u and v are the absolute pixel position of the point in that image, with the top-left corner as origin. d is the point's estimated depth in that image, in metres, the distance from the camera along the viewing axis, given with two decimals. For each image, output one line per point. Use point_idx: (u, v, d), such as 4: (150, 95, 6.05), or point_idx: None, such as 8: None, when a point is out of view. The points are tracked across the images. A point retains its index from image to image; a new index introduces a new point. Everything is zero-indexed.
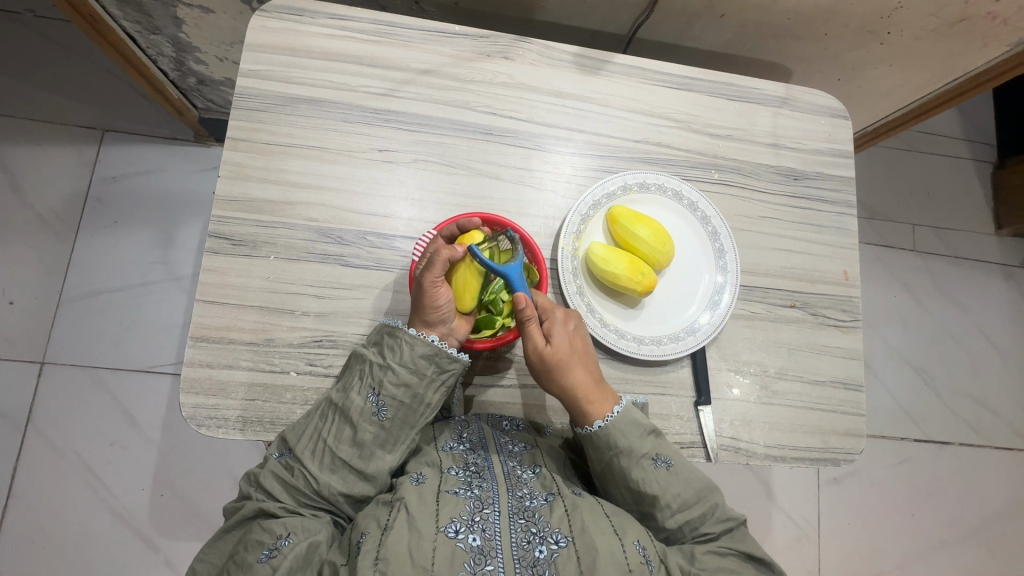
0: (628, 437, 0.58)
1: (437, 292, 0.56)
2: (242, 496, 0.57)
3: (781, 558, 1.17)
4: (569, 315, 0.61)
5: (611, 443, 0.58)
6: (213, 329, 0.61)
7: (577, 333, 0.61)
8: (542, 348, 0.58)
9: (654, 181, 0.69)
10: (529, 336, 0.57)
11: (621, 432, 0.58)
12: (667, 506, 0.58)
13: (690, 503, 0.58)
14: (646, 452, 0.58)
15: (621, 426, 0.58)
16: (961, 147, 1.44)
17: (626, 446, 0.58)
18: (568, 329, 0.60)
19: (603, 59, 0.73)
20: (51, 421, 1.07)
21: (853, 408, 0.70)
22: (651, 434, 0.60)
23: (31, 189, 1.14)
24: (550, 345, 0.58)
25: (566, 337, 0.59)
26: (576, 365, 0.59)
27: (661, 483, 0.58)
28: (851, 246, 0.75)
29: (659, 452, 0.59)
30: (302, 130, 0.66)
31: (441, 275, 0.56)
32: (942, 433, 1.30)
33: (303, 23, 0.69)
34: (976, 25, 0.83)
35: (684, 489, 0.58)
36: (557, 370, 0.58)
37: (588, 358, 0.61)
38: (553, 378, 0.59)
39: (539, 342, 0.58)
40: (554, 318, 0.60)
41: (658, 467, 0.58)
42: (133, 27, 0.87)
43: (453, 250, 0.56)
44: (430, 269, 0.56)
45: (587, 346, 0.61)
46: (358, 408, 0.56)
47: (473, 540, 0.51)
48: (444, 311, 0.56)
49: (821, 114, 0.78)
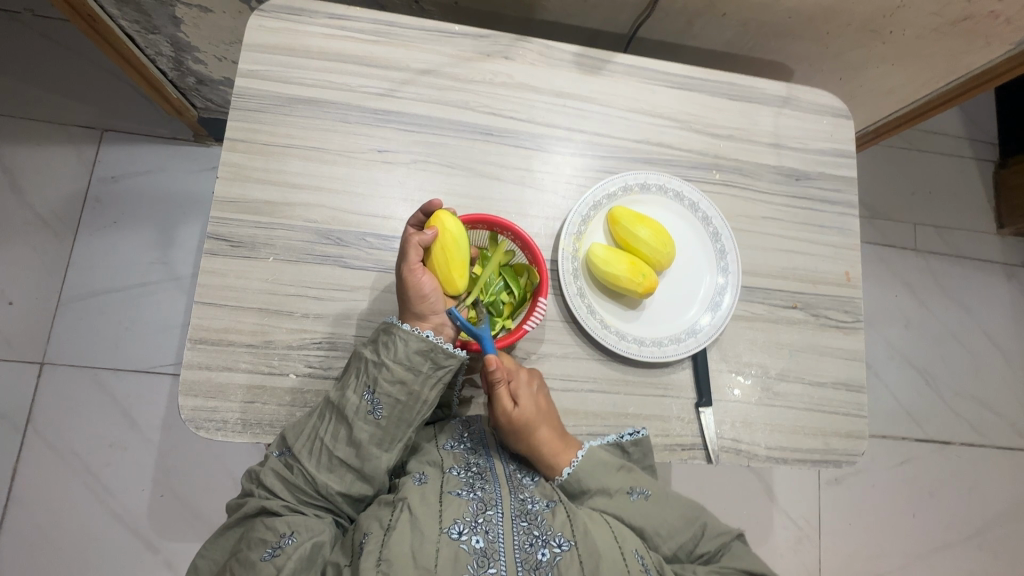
0: (598, 477, 0.58)
1: (420, 281, 0.57)
2: (243, 493, 0.56)
3: (782, 559, 1.17)
4: (533, 375, 0.60)
5: (583, 486, 0.58)
6: (212, 330, 0.60)
7: (542, 391, 0.60)
8: (510, 412, 0.57)
9: (655, 181, 0.69)
10: (497, 401, 0.57)
11: (590, 475, 0.58)
12: (657, 536, 0.57)
13: (679, 528, 0.58)
14: (620, 487, 0.58)
15: (590, 469, 0.58)
16: (962, 145, 1.44)
17: (599, 485, 0.58)
18: (532, 389, 0.59)
19: (604, 58, 0.73)
20: (50, 422, 1.06)
21: (854, 409, 0.70)
22: (623, 468, 0.59)
23: (30, 189, 1.14)
24: (518, 408, 0.57)
25: (532, 398, 0.58)
26: (543, 424, 0.58)
27: (643, 515, 0.57)
28: (853, 246, 0.75)
29: (635, 484, 0.59)
30: (301, 131, 0.66)
31: (418, 263, 0.57)
32: (944, 434, 1.30)
33: (302, 23, 0.68)
34: (979, 23, 0.83)
35: (669, 516, 0.58)
36: (524, 430, 0.57)
37: (553, 413, 0.60)
38: (520, 438, 0.58)
39: (506, 406, 0.57)
40: (520, 379, 0.59)
41: (637, 500, 0.58)
42: (131, 27, 0.87)
43: (422, 234, 0.57)
44: (406, 260, 0.57)
45: (550, 400, 0.61)
46: (354, 406, 0.55)
47: (475, 542, 0.51)
48: (430, 298, 0.57)
49: (823, 113, 0.78)
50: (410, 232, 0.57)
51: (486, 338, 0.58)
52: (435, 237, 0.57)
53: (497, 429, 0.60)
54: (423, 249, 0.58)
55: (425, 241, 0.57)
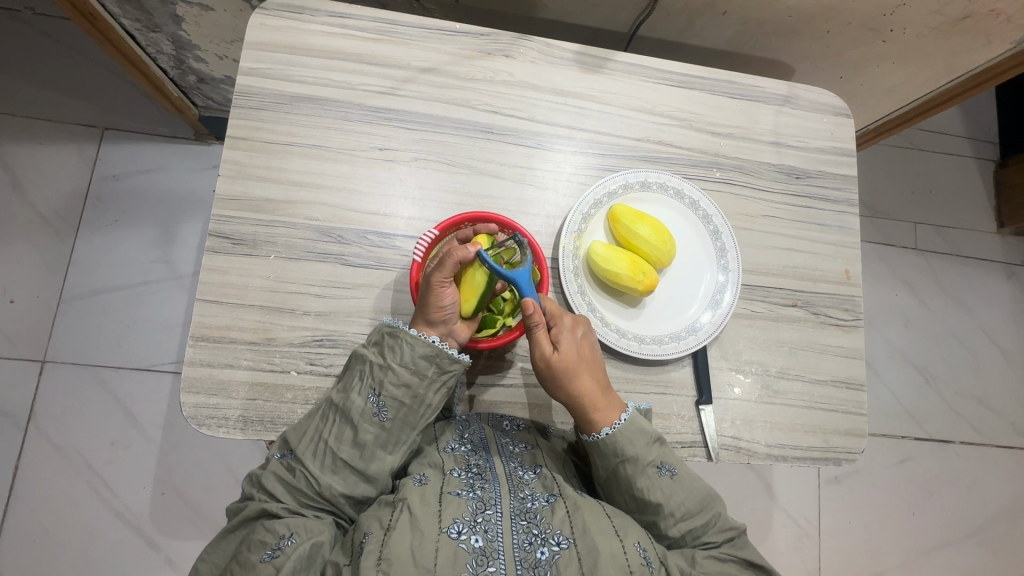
0: (635, 444, 0.58)
1: (441, 290, 0.56)
2: (245, 497, 0.57)
3: (782, 557, 1.17)
4: (577, 322, 0.61)
5: (618, 450, 0.58)
6: (213, 328, 0.60)
7: (586, 339, 0.61)
8: (550, 355, 0.58)
9: (655, 180, 0.69)
10: (538, 343, 0.58)
11: (627, 441, 0.58)
12: (671, 514, 0.58)
13: (694, 512, 0.58)
14: (651, 460, 0.58)
15: (628, 435, 0.58)
16: (963, 144, 1.44)
17: (633, 454, 0.58)
18: (576, 336, 0.60)
19: (605, 56, 0.73)
20: (51, 420, 1.07)
21: (855, 407, 0.70)
22: (657, 442, 0.60)
23: (32, 187, 1.14)
24: (557, 352, 0.58)
25: (574, 345, 0.59)
26: (584, 372, 0.59)
27: (666, 492, 0.58)
28: (852, 245, 0.75)
29: (664, 460, 0.59)
30: (303, 129, 0.66)
31: (450, 275, 0.56)
32: (944, 432, 1.30)
33: (303, 21, 0.68)
34: (979, 22, 0.83)
35: (688, 498, 0.58)
36: (563, 376, 0.58)
37: (596, 366, 0.60)
38: (559, 385, 0.59)
39: (546, 349, 0.58)
40: (562, 325, 0.60)
41: (662, 476, 0.58)
42: (131, 25, 0.87)
43: (465, 251, 0.56)
44: (440, 269, 0.56)
45: (594, 353, 0.61)
46: (359, 409, 0.55)
47: (475, 541, 0.51)
48: (446, 310, 0.57)
49: (823, 112, 0.78)
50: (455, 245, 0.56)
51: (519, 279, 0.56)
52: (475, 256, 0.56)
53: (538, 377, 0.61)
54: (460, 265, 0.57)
55: (465, 258, 0.56)
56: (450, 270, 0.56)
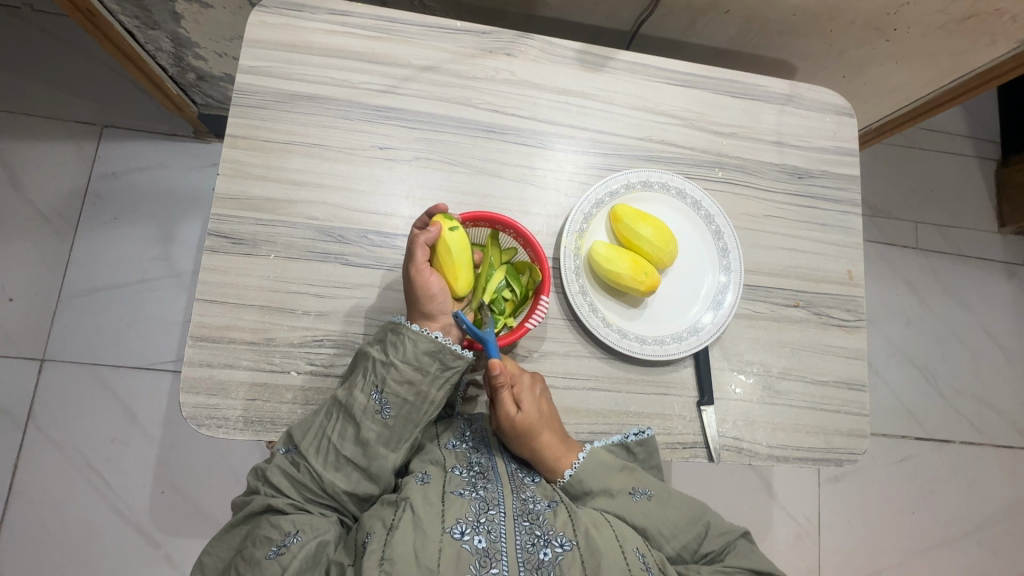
0: (600, 478, 0.58)
1: (426, 280, 0.57)
2: (251, 490, 0.56)
3: (782, 556, 1.17)
4: (536, 379, 0.60)
5: (584, 488, 0.58)
6: (213, 328, 0.60)
7: (545, 394, 0.60)
8: (513, 416, 0.57)
9: (657, 179, 0.69)
10: (500, 405, 0.57)
11: (590, 478, 0.58)
12: (660, 536, 0.57)
13: (682, 528, 0.58)
14: (622, 488, 0.58)
15: (591, 471, 0.58)
16: (965, 143, 1.43)
17: (600, 487, 0.58)
18: (536, 393, 0.59)
19: (607, 55, 0.73)
20: (50, 418, 1.06)
21: (857, 408, 0.70)
22: (626, 469, 0.60)
23: (30, 184, 1.13)
24: (520, 412, 0.57)
25: (535, 402, 0.58)
26: (545, 428, 0.58)
27: (646, 516, 0.57)
28: (854, 245, 0.75)
29: (637, 485, 0.59)
30: (303, 128, 0.66)
31: (425, 262, 0.57)
32: (945, 432, 1.30)
33: (303, 19, 0.68)
34: (983, 21, 0.83)
35: (673, 516, 0.58)
36: (524, 433, 0.58)
37: (556, 418, 0.60)
38: (521, 440, 0.59)
39: (509, 410, 0.57)
40: (522, 384, 0.59)
41: (639, 501, 0.58)
42: (131, 23, 0.86)
43: (426, 231, 0.57)
44: (413, 259, 0.57)
45: (553, 406, 0.60)
46: (361, 406, 0.55)
47: (478, 542, 0.51)
48: (437, 297, 0.57)
49: (825, 111, 0.78)
50: (416, 231, 0.58)
51: (490, 340, 0.57)
52: (440, 234, 0.57)
53: (500, 434, 0.60)
54: (431, 250, 0.58)
55: (432, 239, 0.57)
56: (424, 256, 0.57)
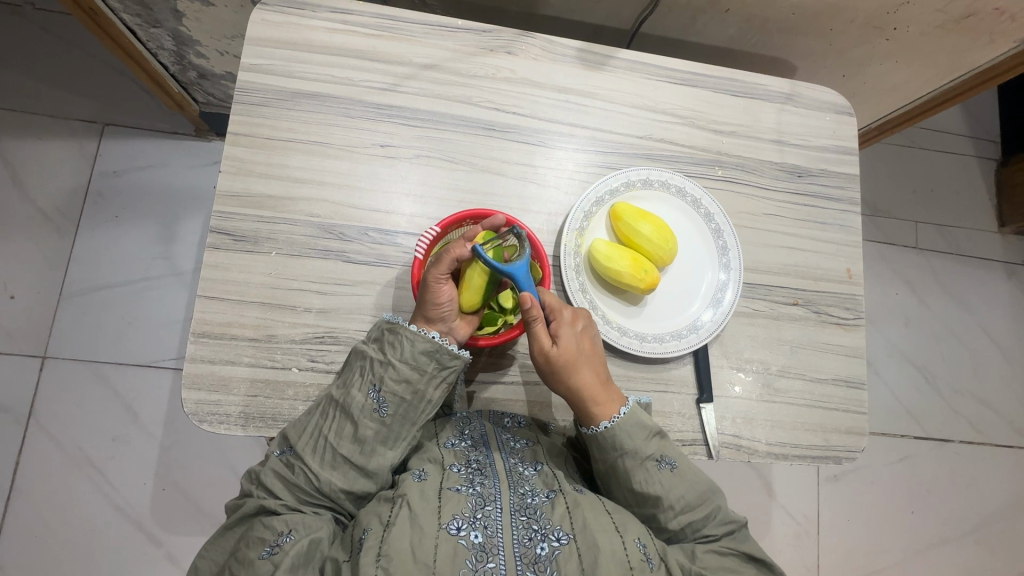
0: (633, 438, 0.58)
1: (439, 288, 0.56)
2: (243, 494, 0.57)
3: (781, 555, 1.18)
4: (576, 317, 0.61)
5: (617, 443, 0.58)
6: (215, 325, 0.60)
7: (586, 333, 0.61)
8: (548, 350, 0.58)
9: (658, 178, 0.69)
10: (535, 338, 0.58)
11: (626, 434, 0.58)
12: (671, 508, 0.58)
13: (692, 505, 0.58)
14: (651, 454, 0.58)
15: (627, 429, 0.58)
16: (965, 142, 1.44)
17: (631, 447, 0.58)
18: (575, 329, 0.60)
19: (607, 54, 0.73)
20: (51, 415, 1.07)
21: (856, 406, 0.70)
22: (656, 435, 0.60)
23: (32, 182, 1.14)
24: (556, 346, 0.58)
25: (573, 338, 0.59)
26: (584, 366, 0.59)
27: (664, 485, 0.58)
28: (853, 244, 0.75)
29: (664, 454, 0.59)
30: (304, 126, 0.66)
31: (445, 273, 0.57)
32: (944, 431, 1.30)
33: (304, 17, 0.68)
34: (982, 20, 0.83)
35: (689, 491, 0.58)
36: (562, 370, 0.58)
37: (595, 360, 0.60)
38: (559, 379, 0.59)
39: (544, 344, 0.58)
40: (561, 319, 0.60)
41: (662, 470, 0.58)
42: (132, 21, 0.86)
43: (462, 248, 0.57)
44: (437, 266, 0.57)
45: (594, 347, 0.61)
46: (359, 405, 0.55)
47: (475, 537, 0.51)
48: (444, 307, 0.57)
49: (826, 110, 0.78)
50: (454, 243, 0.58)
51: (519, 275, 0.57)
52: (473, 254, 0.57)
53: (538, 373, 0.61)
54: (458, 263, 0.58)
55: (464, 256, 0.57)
56: (447, 267, 0.57)
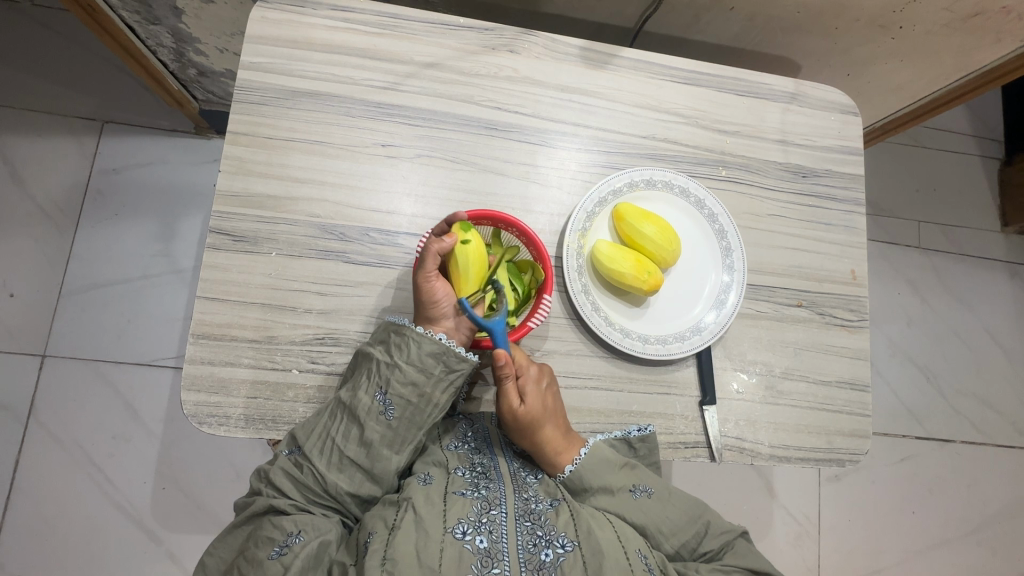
0: (601, 475, 0.58)
1: (431, 286, 0.57)
2: (252, 491, 0.56)
3: (782, 555, 1.18)
4: (543, 372, 0.60)
5: (583, 483, 0.58)
6: (214, 326, 0.60)
7: (552, 387, 0.60)
8: (516, 408, 0.57)
9: (661, 178, 0.69)
10: (505, 395, 0.57)
11: (591, 473, 0.58)
12: (659, 532, 0.57)
13: (682, 525, 0.57)
14: (621, 485, 0.58)
15: (592, 467, 0.58)
16: (968, 141, 1.43)
17: (600, 483, 0.58)
18: (542, 386, 0.59)
19: (611, 52, 0.72)
20: (51, 413, 1.06)
21: (859, 408, 0.70)
22: (626, 466, 0.59)
23: (31, 179, 1.13)
24: (524, 406, 0.57)
25: (540, 395, 0.58)
26: (549, 422, 0.58)
27: (645, 513, 0.57)
28: (858, 245, 0.74)
29: (637, 482, 0.59)
30: (305, 125, 0.65)
31: (435, 270, 0.57)
32: (947, 432, 1.30)
33: (304, 14, 0.67)
34: (989, 19, 0.82)
35: (672, 513, 0.58)
36: (526, 427, 0.58)
37: (560, 413, 0.59)
38: (523, 433, 0.59)
39: (512, 402, 0.57)
40: (528, 376, 0.58)
41: (639, 498, 0.58)
42: (131, 18, 0.85)
43: (442, 241, 0.56)
44: (424, 265, 0.57)
45: (558, 401, 0.60)
46: (365, 407, 0.55)
47: (479, 542, 0.51)
48: (442, 304, 0.57)
49: (831, 110, 0.77)
50: (431, 238, 0.57)
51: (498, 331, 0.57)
52: (454, 245, 0.56)
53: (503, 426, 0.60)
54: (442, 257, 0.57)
55: (446, 249, 0.56)
56: (435, 264, 0.57)
